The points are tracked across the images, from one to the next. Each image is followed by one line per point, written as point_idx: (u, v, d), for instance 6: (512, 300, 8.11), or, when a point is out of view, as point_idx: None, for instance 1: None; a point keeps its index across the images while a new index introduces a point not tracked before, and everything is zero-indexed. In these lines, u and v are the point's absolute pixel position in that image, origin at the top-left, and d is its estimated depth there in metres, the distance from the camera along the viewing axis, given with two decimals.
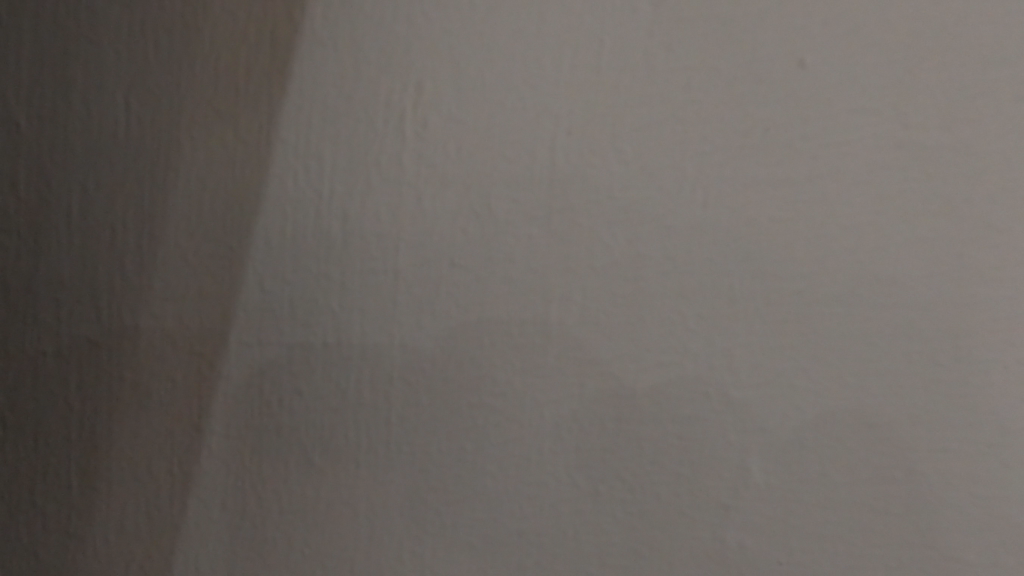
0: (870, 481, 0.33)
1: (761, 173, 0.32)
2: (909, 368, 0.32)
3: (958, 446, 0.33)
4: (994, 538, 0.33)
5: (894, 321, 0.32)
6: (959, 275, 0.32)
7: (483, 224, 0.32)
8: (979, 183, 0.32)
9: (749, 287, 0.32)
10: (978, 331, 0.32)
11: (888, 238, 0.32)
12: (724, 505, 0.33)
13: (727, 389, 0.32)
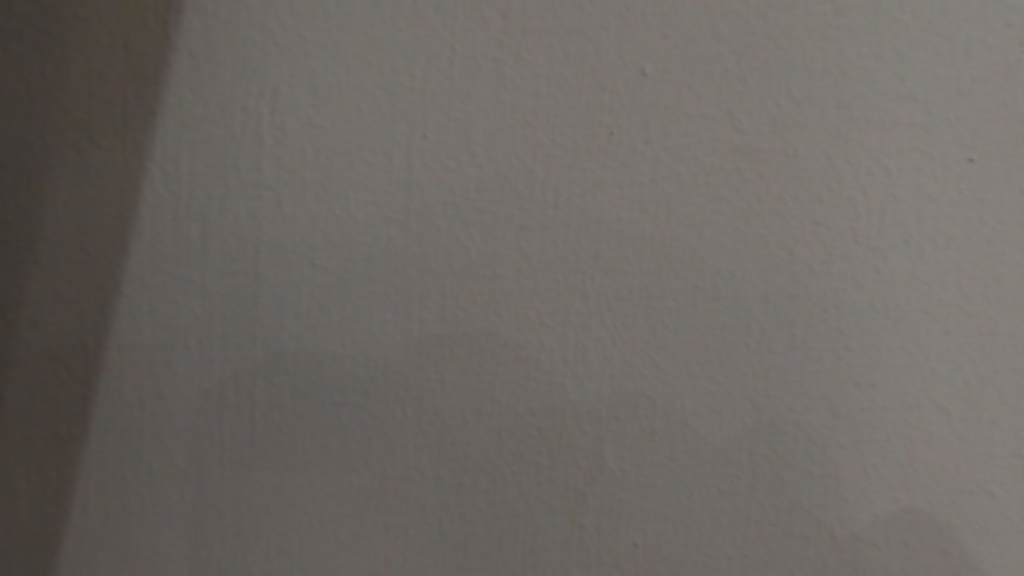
0: (715, 463, 0.35)
1: (608, 176, 0.34)
2: (750, 356, 0.35)
3: (796, 428, 0.35)
4: (830, 513, 0.35)
5: (735, 313, 0.34)
6: (793, 269, 0.35)
7: (342, 225, 0.33)
8: (807, 184, 0.34)
9: (601, 283, 0.34)
10: (811, 320, 0.35)
11: (727, 235, 0.34)
12: (581, 492, 0.34)
13: (581, 381, 0.34)
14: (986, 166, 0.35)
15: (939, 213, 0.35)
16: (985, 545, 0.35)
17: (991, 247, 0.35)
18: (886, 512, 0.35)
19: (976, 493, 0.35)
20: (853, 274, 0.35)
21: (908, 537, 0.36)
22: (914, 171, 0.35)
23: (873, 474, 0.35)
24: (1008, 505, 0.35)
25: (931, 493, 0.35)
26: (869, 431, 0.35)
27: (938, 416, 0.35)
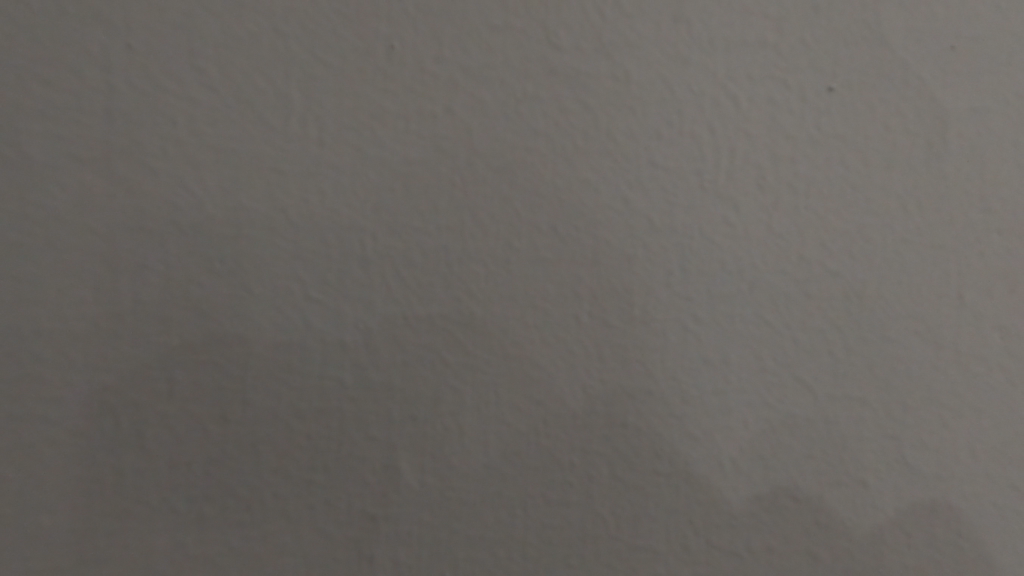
0: (541, 467, 0.28)
1: (389, 104, 0.26)
2: (579, 332, 0.28)
3: (639, 417, 0.29)
4: (684, 519, 0.29)
5: (560, 280, 0.28)
6: (630, 223, 0.28)
7: (15, 171, 0.24)
8: (643, 117, 0.28)
9: (385, 244, 0.26)
10: (652, 285, 0.29)
11: (547, 181, 0.27)
12: (370, 515, 0.27)
13: (365, 372, 0.26)
14: (848, 97, 0.30)
15: (797, 156, 0.30)
16: (856, 543, 0.31)
17: (856, 195, 0.30)
18: (748, 513, 0.30)
19: (848, 485, 0.31)
20: (701, 228, 0.29)
21: (772, 541, 0.30)
22: (767, 102, 0.29)
23: (730, 468, 0.30)
24: (882, 495, 0.31)
25: (797, 487, 0.30)
26: (724, 416, 0.30)
27: (802, 395, 0.30)
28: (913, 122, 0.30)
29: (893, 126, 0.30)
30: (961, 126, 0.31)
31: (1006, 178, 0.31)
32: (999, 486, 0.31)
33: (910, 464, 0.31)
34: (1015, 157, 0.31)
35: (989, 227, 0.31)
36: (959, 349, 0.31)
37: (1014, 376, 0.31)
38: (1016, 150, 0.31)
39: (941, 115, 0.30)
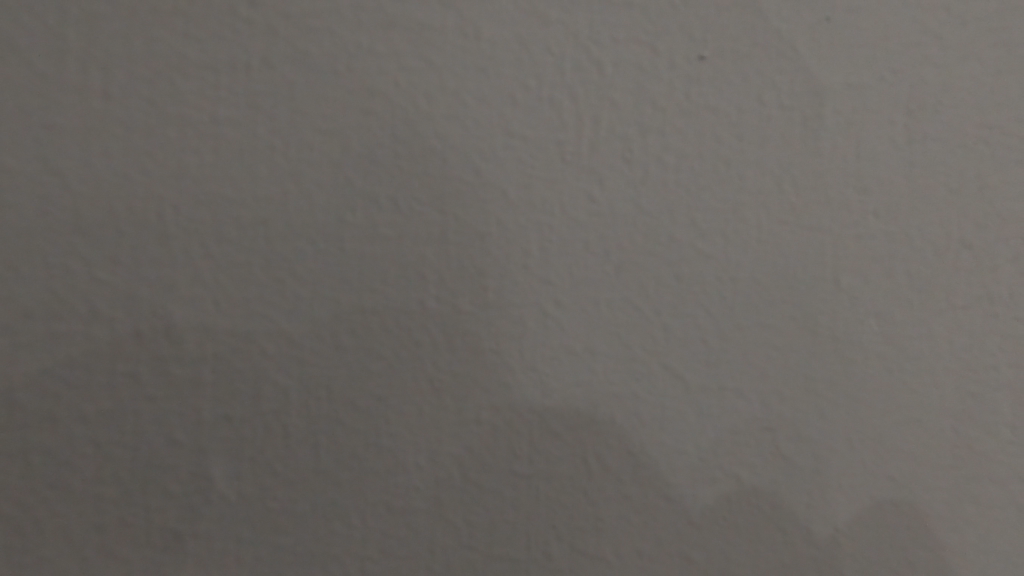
0: (382, 471, 0.25)
1: (193, 53, 0.22)
2: (426, 319, 0.25)
3: (496, 412, 0.26)
4: (545, 524, 0.27)
5: (402, 259, 0.25)
6: (482, 197, 0.25)
7: None
8: (496, 79, 0.25)
9: (188, 216, 0.22)
10: (509, 266, 0.26)
11: (385, 149, 0.24)
12: (175, 533, 0.23)
13: (166, 365, 0.23)
14: (719, 66, 0.28)
15: (665, 128, 0.27)
16: (730, 543, 0.30)
17: (728, 173, 0.28)
18: (615, 515, 0.28)
19: (722, 480, 0.29)
20: (563, 205, 0.26)
21: (642, 545, 0.28)
22: (634, 68, 0.27)
23: (596, 467, 0.28)
24: (757, 489, 0.30)
25: (669, 484, 0.29)
26: (589, 411, 0.27)
27: (673, 386, 0.28)
28: (789, 97, 0.29)
29: (768, 98, 0.29)
30: (837, 103, 0.30)
31: (879, 160, 0.31)
32: (871, 472, 0.32)
33: (787, 457, 0.30)
34: (886, 138, 0.31)
35: (864, 211, 0.31)
36: (835, 334, 0.31)
37: (885, 361, 0.32)
38: (890, 130, 0.31)
39: (819, 91, 0.30)
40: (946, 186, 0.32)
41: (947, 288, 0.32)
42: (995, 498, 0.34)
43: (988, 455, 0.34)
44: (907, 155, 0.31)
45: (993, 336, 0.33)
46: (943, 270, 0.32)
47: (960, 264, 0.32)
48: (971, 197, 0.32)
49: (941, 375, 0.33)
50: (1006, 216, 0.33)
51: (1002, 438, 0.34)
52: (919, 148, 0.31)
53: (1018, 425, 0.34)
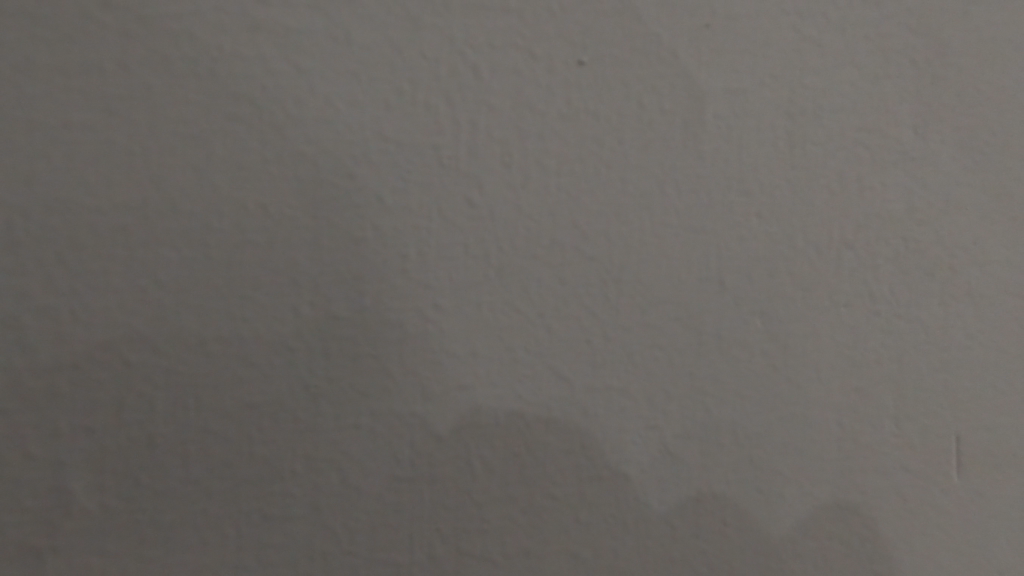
0: (256, 480, 0.25)
1: (46, 57, 0.22)
2: (300, 325, 0.25)
3: (375, 416, 0.26)
4: (428, 527, 0.27)
5: (273, 265, 0.24)
6: (356, 201, 0.25)
7: None
8: (369, 84, 0.25)
9: (43, 223, 0.22)
10: (386, 270, 0.26)
11: (254, 153, 0.24)
12: (33, 547, 0.23)
13: (23, 376, 0.22)
14: (598, 71, 0.29)
15: (545, 132, 0.28)
16: (618, 540, 0.30)
17: (609, 176, 0.29)
18: (500, 516, 0.28)
19: (609, 478, 0.30)
20: (441, 209, 0.27)
21: (529, 544, 0.29)
22: (512, 73, 0.27)
23: (481, 469, 0.28)
24: (645, 486, 0.31)
25: (556, 484, 0.29)
26: (472, 413, 0.28)
27: (558, 386, 0.29)
28: (669, 101, 0.30)
29: (649, 103, 0.29)
30: (717, 107, 0.31)
31: (761, 163, 0.32)
32: (758, 466, 0.33)
33: (675, 454, 0.31)
34: (767, 142, 0.32)
35: (746, 213, 0.32)
36: (721, 334, 0.32)
37: (770, 359, 0.33)
38: (771, 135, 0.32)
39: (699, 96, 0.30)
40: (827, 188, 0.33)
41: (829, 287, 0.34)
42: (877, 487, 0.35)
43: (869, 446, 0.35)
44: (789, 159, 0.32)
45: (874, 332, 0.35)
46: (825, 270, 0.33)
47: (841, 263, 0.34)
48: (851, 198, 0.34)
49: (825, 371, 0.34)
50: (883, 216, 0.34)
51: (884, 430, 0.35)
52: (800, 152, 0.33)
53: (899, 417, 0.36)
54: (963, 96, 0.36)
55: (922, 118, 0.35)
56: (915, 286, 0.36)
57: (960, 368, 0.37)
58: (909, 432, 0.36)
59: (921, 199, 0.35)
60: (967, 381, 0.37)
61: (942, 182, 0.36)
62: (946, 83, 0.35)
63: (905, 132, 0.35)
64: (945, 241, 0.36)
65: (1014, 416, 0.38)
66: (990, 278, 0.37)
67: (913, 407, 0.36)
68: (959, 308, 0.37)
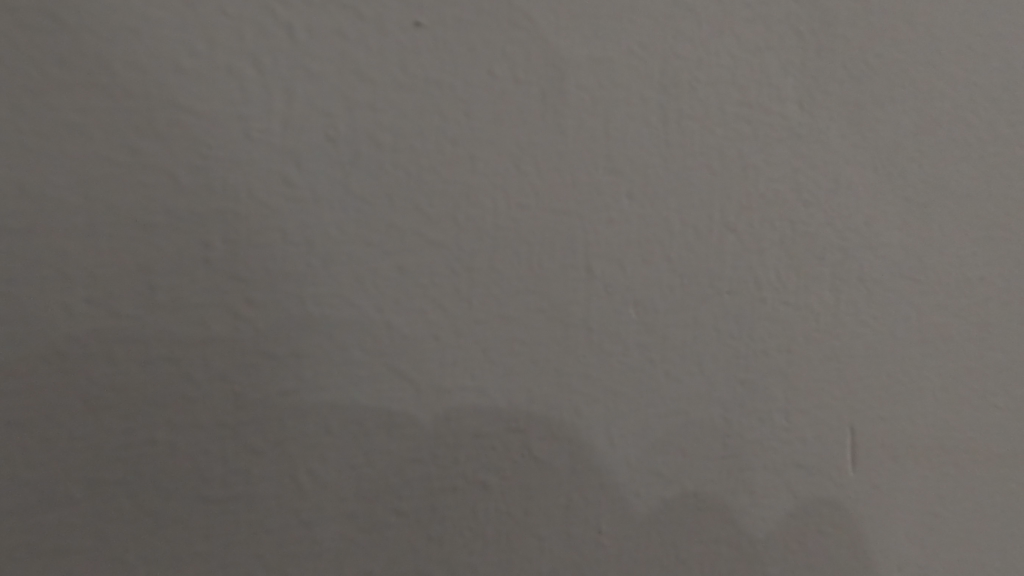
0: (22, 510, 0.21)
1: None
2: (72, 325, 0.21)
3: (175, 430, 0.23)
4: (245, 554, 0.24)
5: (35, 255, 0.21)
6: (142, 180, 0.22)
7: None
8: (154, 45, 0.22)
9: None
10: (183, 260, 0.22)
11: (5, 123, 0.20)
12: None
13: None
14: (438, 35, 0.25)
15: (376, 102, 0.25)
16: (478, 557, 0.27)
17: (455, 153, 0.26)
18: (336, 537, 0.25)
19: (466, 488, 0.27)
20: (250, 189, 0.23)
21: (371, 566, 0.26)
22: (333, 34, 0.24)
23: (309, 484, 0.25)
24: (508, 495, 0.28)
25: (403, 498, 0.26)
26: (298, 423, 0.24)
27: (400, 389, 0.26)
28: (524, 70, 0.27)
29: (500, 71, 0.26)
30: (580, 78, 0.28)
31: (632, 139, 0.29)
32: (636, 469, 0.30)
33: (540, 459, 0.28)
34: (638, 116, 0.29)
35: (617, 194, 0.29)
36: (590, 326, 0.29)
37: (646, 353, 0.30)
38: (641, 109, 0.29)
39: (559, 64, 0.27)
40: (707, 166, 0.31)
41: (711, 274, 0.31)
42: (768, 486, 0.33)
43: (758, 442, 0.33)
44: (663, 134, 0.30)
45: (761, 321, 0.33)
46: (706, 255, 0.31)
47: (724, 248, 0.31)
48: (734, 178, 0.31)
49: (707, 364, 0.31)
50: (768, 197, 0.32)
51: (774, 425, 0.33)
52: (676, 127, 0.30)
53: (789, 410, 0.34)
54: (850, 70, 0.34)
55: (808, 93, 0.33)
56: (804, 272, 0.34)
57: (852, 357, 0.35)
58: (801, 427, 0.34)
59: (808, 178, 0.33)
60: (859, 370, 0.36)
61: (831, 162, 0.34)
62: (833, 56, 0.33)
63: (790, 107, 0.33)
64: (835, 223, 0.34)
65: (906, 403, 0.37)
66: (880, 261, 0.36)
67: (804, 400, 0.34)
68: (851, 294, 0.35)
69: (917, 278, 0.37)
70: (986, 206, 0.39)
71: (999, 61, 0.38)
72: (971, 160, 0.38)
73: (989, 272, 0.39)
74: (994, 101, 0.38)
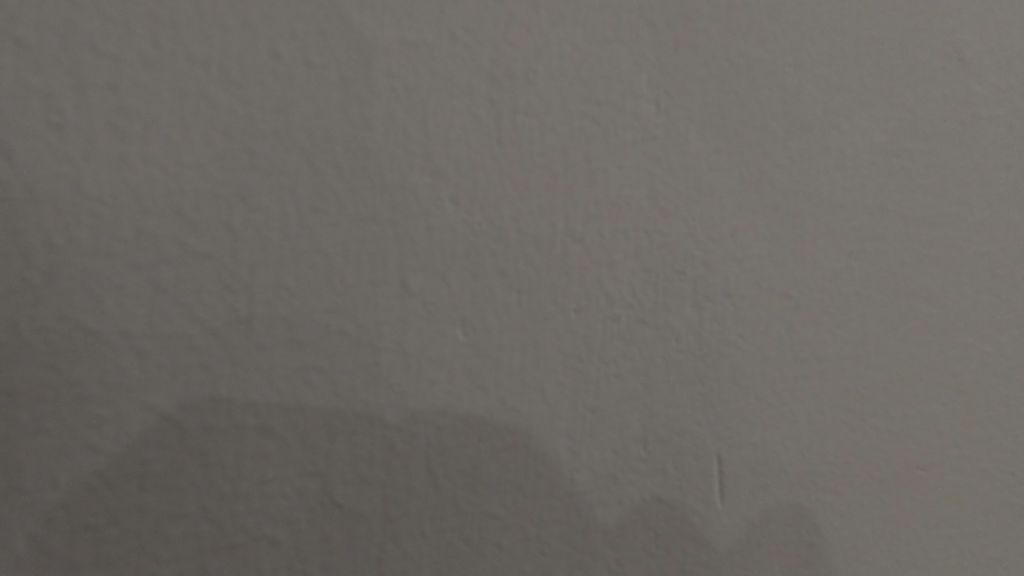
0: None
1: None
2: None
3: None
4: None
5: None
6: None
7: None
8: None
9: None
10: None
11: None
12: None
13: None
14: (201, 4, 0.21)
15: (118, 81, 0.20)
16: None
17: (228, 146, 0.22)
18: None
19: (247, 547, 0.23)
20: None
21: None
22: None
23: (29, 552, 0.20)
24: (304, 552, 0.24)
25: (161, 563, 0.22)
26: (11, 478, 0.20)
27: (156, 431, 0.21)
28: (318, 51, 0.23)
29: (287, 52, 0.22)
30: (389, 63, 0.24)
31: (457, 137, 0.26)
32: (465, 512, 0.27)
33: (347, 508, 0.24)
34: (465, 111, 0.26)
35: (439, 199, 0.25)
36: (408, 352, 0.25)
37: (478, 380, 0.27)
38: (468, 102, 0.26)
39: (363, 46, 0.24)
40: (547, 170, 0.28)
41: (553, 290, 0.28)
42: (623, 524, 0.30)
43: (611, 475, 0.30)
44: (494, 132, 0.26)
45: (612, 342, 0.30)
46: (546, 269, 0.28)
47: (568, 262, 0.28)
48: (580, 184, 0.28)
49: (551, 390, 0.28)
50: (620, 204, 0.29)
51: (629, 455, 0.30)
52: (510, 124, 0.27)
53: (647, 439, 0.31)
54: (712, 67, 0.31)
55: (664, 91, 0.30)
56: (662, 287, 0.31)
57: (719, 378, 0.33)
58: (660, 456, 0.31)
59: (666, 185, 0.30)
60: (727, 393, 0.33)
61: (692, 167, 0.31)
62: (692, 52, 0.31)
63: (644, 107, 0.30)
64: (697, 234, 0.31)
65: (777, 428, 0.34)
66: (749, 276, 0.33)
67: (663, 427, 0.31)
68: (716, 310, 0.32)
69: (790, 292, 0.35)
70: (861, 217, 0.37)
71: (873, 64, 0.37)
72: (845, 168, 0.36)
73: (866, 287, 0.37)
74: (868, 106, 0.37)
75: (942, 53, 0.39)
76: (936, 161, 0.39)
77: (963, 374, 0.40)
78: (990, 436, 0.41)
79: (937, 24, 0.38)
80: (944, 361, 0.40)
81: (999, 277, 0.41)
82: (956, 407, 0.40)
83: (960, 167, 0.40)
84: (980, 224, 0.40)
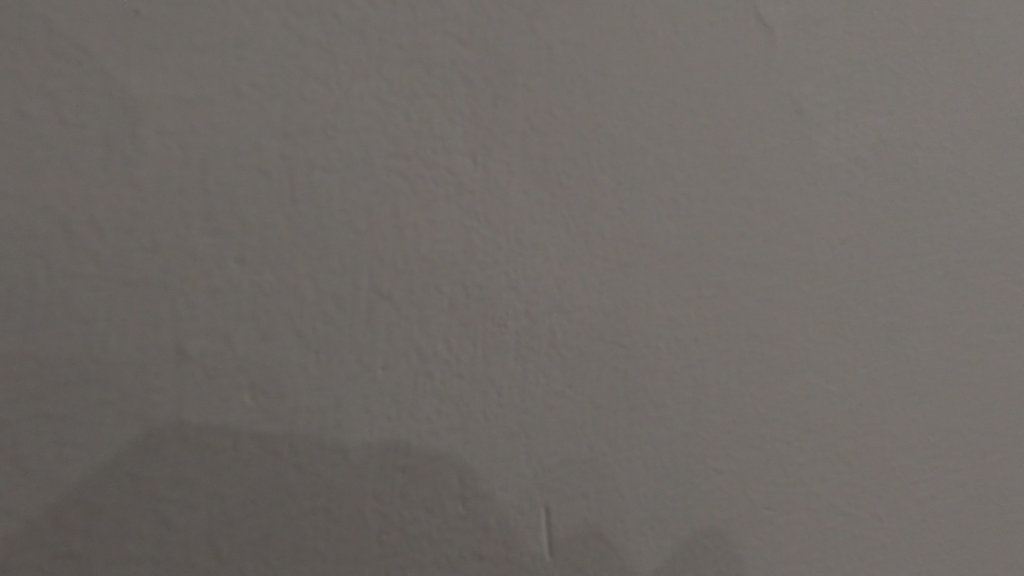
0: None
1: None
2: None
3: None
4: None
5: None
6: None
7: None
8: None
9: None
10: None
11: None
12: None
13: None
14: None
15: None
16: None
17: None
18: None
19: None
20: None
21: None
22: None
23: None
24: None
25: None
26: None
27: None
28: (77, 111, 0.23)
29: (39, 111, 0.22)
30: (160, 121, 0.24)
31: (240, 194, 0.25)
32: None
33: None
34: (250, 168, 0.25)
35: (219, 259, 0.25)
36: (181, 417, 0.24)
37: (267, 443, 0.26)
38: (253, 160, 0.25)
39: (127, 103, 0.23)
40: (347, 225, 0.27)
41: (356, 348, 0.27)
42: None
43: (423, 533, 0.29)
44: (286, 190, 0.26)
45: (425, 398, 0.29)
46: (348, 328, 0.27)
47: (373, 319, 0.28)
48: (385, 239, 0.28)
49: (354, 449, 0.28)
50: (432, 259, 0.29)
51: (445, 511, 0.30)
52: (303, 181, 0.26)
53: (466, 495, 0.30)
54: (532, 119, 0.31)
55: (479, 143, 0.30)
56: (480, 340, 0.30)
57: (546, 429, 0.32)
58: (480, 512, 0.31)
59: (483, 237, 0.30)
60: (554, 444, 0.33)
61: (511, 218, 0.31)
62: (510, 104, 0.30)
63: (457, 160, 0.29)
64: (519, 285, 0.31)
65: (609, 476, 0.34)
66: (577, 325, 0.33)
67: (484, 481, 0.31)
68: (541, 361, 0.32)
69: (623, 340, 0.34)
70: (708, 263, 0.36)
71: (720, 109, 0.36)
72: (691, 214, 0.35)
73: (711, 332, 0.37)
74: (716, 151, 0.36)
75: (793, 95, 0.37)
76: (793, 207, 0.38)
77: (818, 417, 0.40)
78: (847, 478, 0.41)
79: (792, 65, 0.37)
80: (795, 402, 0.40)
81: (857, 322, 0.41)
82: (810, 450, 0.40)
83: (817, 207, 0.39)
84: (838, 267, 0.40)
